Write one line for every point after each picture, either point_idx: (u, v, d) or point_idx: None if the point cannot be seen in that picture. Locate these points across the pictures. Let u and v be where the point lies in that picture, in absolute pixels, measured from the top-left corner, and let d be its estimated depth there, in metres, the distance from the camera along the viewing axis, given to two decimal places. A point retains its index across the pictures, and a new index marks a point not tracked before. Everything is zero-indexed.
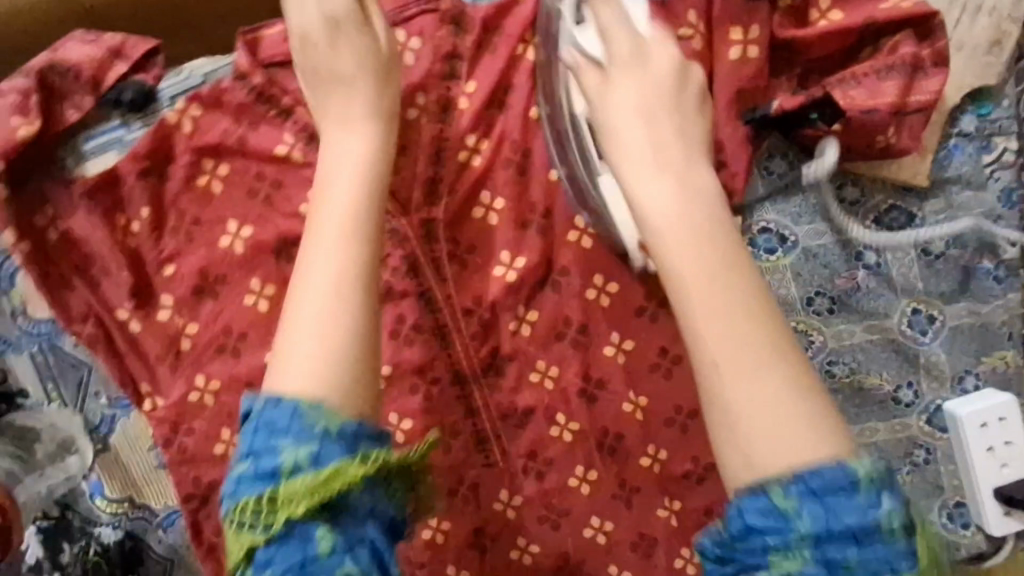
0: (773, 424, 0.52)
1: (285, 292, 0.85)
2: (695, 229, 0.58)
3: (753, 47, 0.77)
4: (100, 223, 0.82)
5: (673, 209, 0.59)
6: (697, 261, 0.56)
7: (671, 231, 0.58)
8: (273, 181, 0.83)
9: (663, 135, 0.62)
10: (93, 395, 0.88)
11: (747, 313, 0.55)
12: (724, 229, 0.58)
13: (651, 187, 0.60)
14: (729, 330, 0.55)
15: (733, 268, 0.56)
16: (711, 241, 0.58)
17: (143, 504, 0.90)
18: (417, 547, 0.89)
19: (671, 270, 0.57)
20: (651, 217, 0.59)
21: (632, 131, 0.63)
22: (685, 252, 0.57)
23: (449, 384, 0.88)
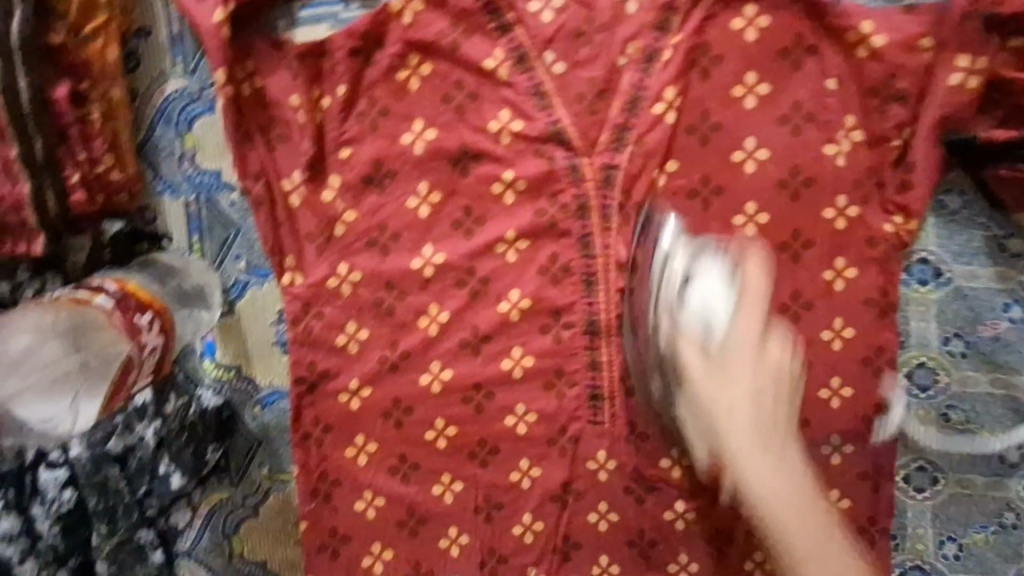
0: (786, 477, 0.66)
1: (450, 203, 0.86)
2: (755, 395, 0.67)
3: (975, 77, 0.80)
4: (298, 90, 0.83)
5: (744, 395, 0.67)
6: (760, 471, 0.66)
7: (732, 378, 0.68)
8: (470, 92, 0.84)
9: (763, 383, 0.68)
10: (233, 257, 0.88)
11: (803, 489, 0.66)
12: (787, 426, 0.69)
13: (732, 351, 0.69)
14: (794, 504, 0.65)
15: (812, 509, 0.65)
16: (778, 426, 0.68)
17: (249, 376, 0.90)
18: (503, 487, 0.90)
19: (708, 390, 0.68)
20: (730, 421, 0.67)
21: (740, 387, 0.67)
22: (743, 402, 0.67)
23: (581, 332, 0.87)
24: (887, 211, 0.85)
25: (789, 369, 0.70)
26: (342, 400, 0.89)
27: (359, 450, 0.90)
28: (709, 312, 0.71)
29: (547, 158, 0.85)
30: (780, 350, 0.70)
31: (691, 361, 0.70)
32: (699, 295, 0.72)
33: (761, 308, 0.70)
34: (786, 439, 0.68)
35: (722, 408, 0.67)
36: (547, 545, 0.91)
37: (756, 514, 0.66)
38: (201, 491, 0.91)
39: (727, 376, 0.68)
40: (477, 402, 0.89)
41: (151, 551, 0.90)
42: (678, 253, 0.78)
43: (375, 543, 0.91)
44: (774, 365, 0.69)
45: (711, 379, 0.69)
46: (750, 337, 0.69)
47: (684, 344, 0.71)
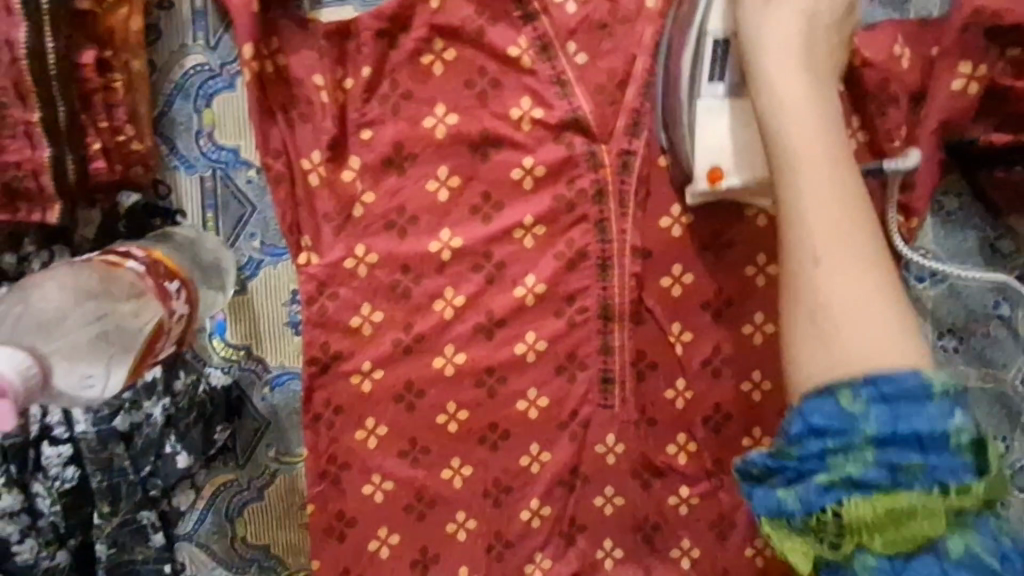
0: (832, 176, 0.68)
1: (470, 188, 0.87)
2: (806, 68, 0.72)
3: (974, 83, 0.85)
4: (322, 70, 0.84)
5: (795, 25, 0.73)
6: (820, 187, 0.67)
7: (799, 162, 0.68)
8: (492, 79, 0.86)
9: (815, 51, 0.73)
10: (248, 235, 0.87)
11: (850, 222, 0.67)
12: (845, 191, 0.68)
13: (776, 28, 0.73)
14: (836, 204, 0.67)
15: (865, 249, 0.66)
16: (825, 98, 0.72)
17: (259, 357, 0.89)
18: (512, 471, 0.90)
19: (760, 60, 0.73)
20: (773, 54, 0.72)
21: (788, 19, 0.73)
22: (790, 74, 0.71)
23: (595, 316, 0.89)
24: None
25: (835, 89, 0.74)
26: (354, 381, 0.88)
27: (369, 433, 0.89)
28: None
29: (566, 145, 0.86)
30: (832, 74, 0.74)
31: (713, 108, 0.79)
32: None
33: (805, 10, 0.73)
34: (846, 158, 0.69)
35: (794, 121, 0.70)
36: (553, 530, 0.91)
37: (789, 164, 0.69)
38: (206, 473, 0.90)
39: (773, 91, 0.71)
40: (489, 386, 0.89)
41: (152, 535, 0.86)
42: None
43: (382, 527, 0.90)
44: (827, 74, 0.74)
45: (768, 34, 0.73)
46: (797, 67, 0.72)
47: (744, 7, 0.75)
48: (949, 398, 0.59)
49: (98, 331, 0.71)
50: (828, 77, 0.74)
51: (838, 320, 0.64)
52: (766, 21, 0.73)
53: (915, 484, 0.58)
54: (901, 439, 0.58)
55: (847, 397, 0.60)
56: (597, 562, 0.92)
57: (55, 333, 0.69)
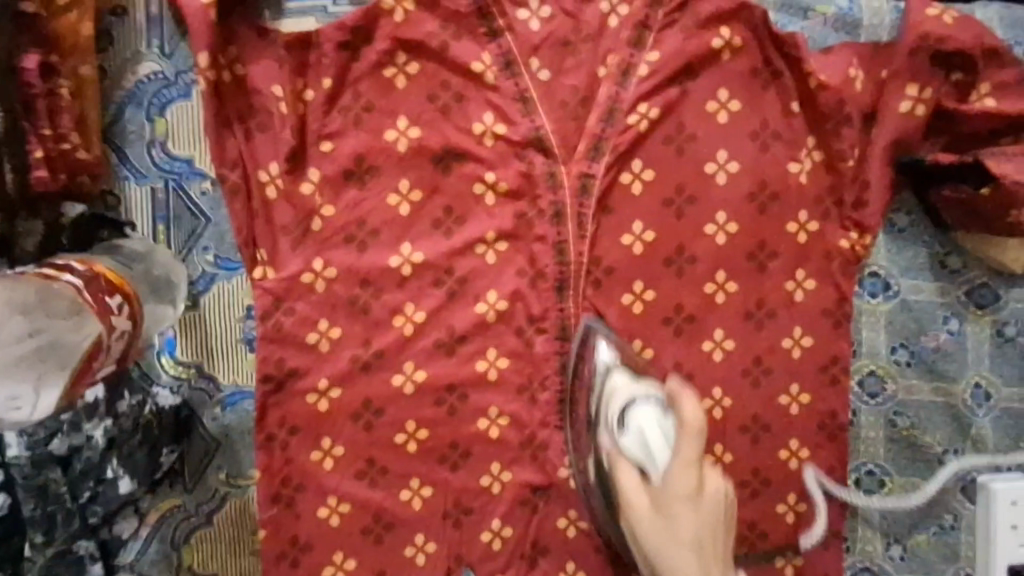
0: None
1: (432, 202, 0.86)
2: (698, 544, 0.64)
3: (922, 104, 0.89)
4: (282, 81, 0.83)
5: (662, 539, 0.65)
6: (687, 533, 0.64)
7: (673, 503, 0.65)
8: (456, 93, 0.85)
9: (692, 534, 0.64)
10: (201, 249, 0.84)
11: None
12: (723, 524, 0.66)
13: (672, 500, 0.65)
14: (710, 550, 0.65)
15: (713, 563, 0.65)
16: (715, 551, 0.65)
17: (210, 374, 0.86)
18: (471, 493, 0.87)
19: (645, 517, 0.67)
20: (664, 558, 0.65)
21: (681, 537, 0.64)
22: (682, 553, 0.64)
23: (552, 337, 0.87)
24: (844, 227, 0.91)
25: (725, 500, 0.67)
26: (310, 400, 0.85)
27: (325, 453, 0.85)
28: (647, 449, 0.69)
29: (527, 161, 0.86)
30: (719, 482, 0.67)
31: (628, 488, 0.69)
32: (636, 425, 0.71)
33: (692, 490, 0.65)
34: (717, 564, 0.65)
35: (663, 544, 0.65)
36: (515, 552, 0.88)
37: (654, 536, 0.66)
38: (150, 499, 0.86)
39: (670, 505, 0.65)
40: (450, 404, 0.86)
41: (90, 566, 0.79)
42: (614, 387, 0.77)
43: (337, 552, 0.85)
44: (716, 495, 0.66)
45: (657, 546, 0.66)
46: (689, 479, 0.65)
47: (623, 466, 0.71)
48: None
49: (31, 347, 0.67)
50: (714, 517, 0.66)
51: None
52: (640, 510, 0.67)
53: None
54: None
55: None
56: None
57: None
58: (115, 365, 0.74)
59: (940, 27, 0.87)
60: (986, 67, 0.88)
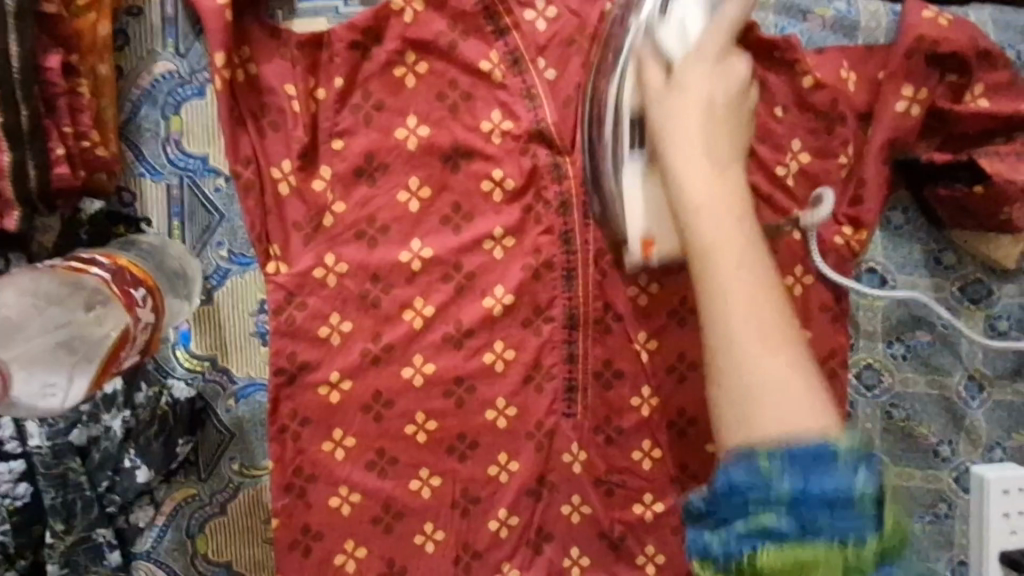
0: (729, 217, 0.69)
1: (441, 198, 0.88)
2: (705, 137, 0.73)
3: (916, 105, 0.90)
4: (295, 79, 0.84)
5: (691, 117, 0.74)
6: (699, 94, 0.74)
7: (686, 75, 0.75)
8: (464, 92, 0.87)
9: (716, 168, 0.72)
10: (215, 244, 0.86)
11: (735, 238, 0.68)
12: (728, 126, 0.75)
13: (689, 76, 0.75)
14: (731, 228, 0.68)
15: (724, 142, 0.74)
16: (730, 190, 0.71)
17: (223, 367, 0.88)
18: (477, 482, 0.89)
19: (660, 96, 0.76)
20: (674, 101, 0.75)
21: (696, 161, 0.72)
22: (694, 140, 0.73)
23: (560, 326, 0.90)
24: (840, 223, 0.93)
25: (744, 103, 0.78)
26: (322, 393, 0.87)
27: (336, 444, 0.87)
28: (681, 21, 0.78)
29: (533, 157, 0.88)
30: (734, 82, 0.77)
31: (652, 84, 0.77)
32: (678, 16, 0.78)
33: (699, 129, 0.73)
34: (730, 160, 0.73)
35: (675, 133, 0.74)
36: (521, 540, 0.90)
37: (667, 157, 0.73)
38: (166, 488, 0.88)
39: (683, 84, 0.75)
40: (458, 396, 0.89)
41: (108, 553, 0.83)
42: (631, 64, 0.80)
43: (348, 541, 0.87)
44: (724, 121, 0.75)
45: (666, 129, 0.74)
46: (695, 101, 0.74)
47: (648, 63, 0.78)
48: (859, 456, 0.57)
49: (60, 340, 0.69)
50: (732, 176, 0.72)
51: (746, 389, 0.61)
52: (659, 96, 0.76)
53: (818, 540, 0.56)
54: (813, 500, 0.56)
55: (763, 460, 0.58)
56: (564, 571, 0.91)
57: (15, 341, 0.68)
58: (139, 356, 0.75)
59: (935, 30, 0.90)
60: (980, 67, 0.91)
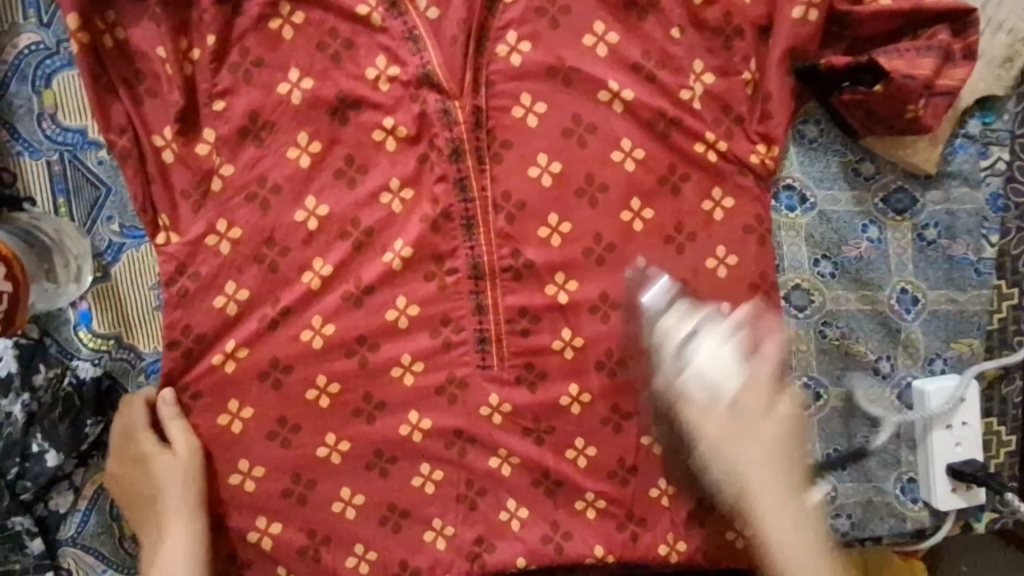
0: (796, 529, 0.74)
1: (332, 153, 0.85)
2: (773, 456, 0.74)
3: (815, 10, 0.87)
4: (164, 42, 0.82)
5: (765, 472, 0.74)
6: (766, 433, 0.74)
7: (749, 409, 0.73)
8: (344, 40, 0.85)
9: (782, 507, 0.74)
10: (105, 219, 0.85)
11: (801, 527, 0.74)
12: (795, 443, 0.75)
13: (745, 437, 0.73)
14: (807, 552, 0.73)
15: (790, 490, 0.74)
16: (801, 509, 0.75)
17: (130, 344, 0.86)
18: (395, 443, 0.87)
19: (717, 438, 0.74)
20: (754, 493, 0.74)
21: (761, 478, 0.74)
22: (764, 491, 0.74)
23: (465, 276, 0.87)
24: (751, 142, 0.90)
25: (796, 416, 0.76)
26: (216, 362, 0.85)
27: (233, 417, 0.86)
28: (710, 380, 0.73)
29: (422, 102, 0.85)
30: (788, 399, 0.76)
31: (706, 415, 0.74)
32: (702, 367, 0.74)
33: (767, 479, 0.74)
34: (801, 492, 0.75)
35: (751, 490, 0.74)
36: (449, 495, 0.88)
37: (750, 516, 0.75)
38: (83, 471, 0.86)
39: (747, 379, 0.74)
40: (363, 356, 0.87)
41: (28, 541, 0.83)
42: (674, 322, 0.80)
43: (261, 517, 0.86)
44: (786, 410, 0.75)
45: (746, 485, 0.74)
46: (765, 387, 0.74)
47: (692, 394, 0.74)
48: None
49: None
50: (797, 503, 0.75)
51: None
52: (713, 437, 0.74)
53: None
54: None
55: None
56: (502, 526, 0.89)
57: None
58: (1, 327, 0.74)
59: None
60: None
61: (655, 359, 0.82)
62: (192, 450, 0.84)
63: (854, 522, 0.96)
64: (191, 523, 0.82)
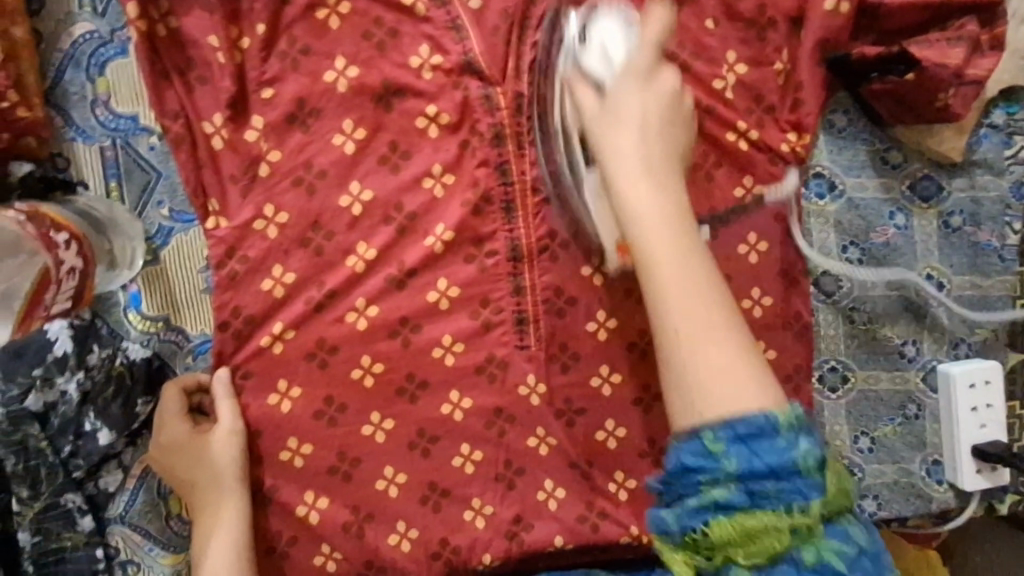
0: (664, 197, 0.72)
1: (377, 139, 0.88)
2: (648, 170, 0.73)
3: (845, 2, 0.90)
4: (215, 30, 0.84)
5: (645, 188, 0.72)
6: (629, 141, 0.73)
7: (620, 94, 0.76)
8: (390, 30, 0.87)
9: (666, 204, 0.72)
10: (155, 203, 0.87)
11: (668, 195, 0.72)
12: (670, 164, 0.73)
13: (619, 100, 0.75)
14: (690, 276, 0.69)
15: (680, 221, 0.72)
16: (680, 215, 0.72)
17: (177, 326, 0.88)
18: (435, 422, 0.90)
19: (602, 118, 0.76)
20: (635, 203, 0.72)
21: (630, 166, 0.72)
22: (643, 195, 0.72)
23: (505, 259, 0.90)
24: (782, 130, 0.93)
25: (678, 97, 0.75)
26: (264, 344, 0.88)
27: (283, 396, 0.88)
28: (600, 85, 0.78)
29: (464, 89, 0.88)
30: (673, 80, 0.77)
31: (586, 100, 0.77)
32: (598, 41, 0.79)
33: (638, 166, 0.72)
34: (683, 216, 0.72)
35: (644, 219, 0.71)
36: (489, 475, 0.90)
37: (645, 253, 0.70)
38: (132, 451, 0.87)
39: (615, 102, 0.75)
40: (405, 337, 0.89)
41: (80, 519, 0.84)
42: (569, 73, 0.82)
43: (308, 492, 0.89)
44: (674, 104, 0.75)
45: (629, 205, 0.72)
46: (649, 62, 0.75)
47: (580, 87, 0.79)
48: (795, 428, 0.63)
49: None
50: (677, 206, 0.72)
51: (710, 370, 0.65)
52: (591, 108, 0.76)
53: (768, 505, 0.61)
54: (758, 469, 0.61)
55: (713, 442, 0.62)
56: (539, 505, 0.91)
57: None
58: (71, 299, 0.83)
59: None
60: None
61: (563, 134, 0.84)
62: (235, 426, 0.86)
63: (880, 502, 0.98)
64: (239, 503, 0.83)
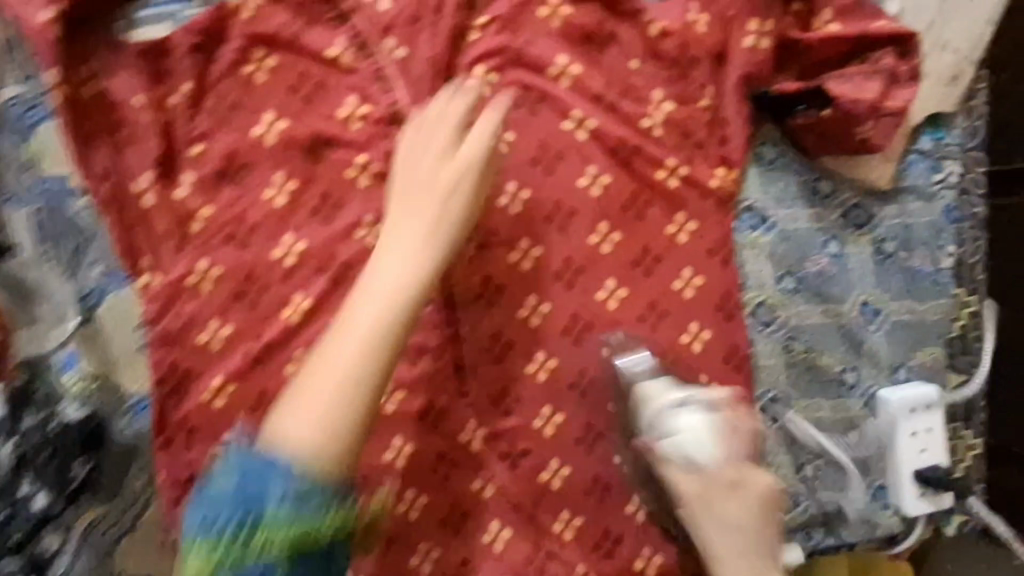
0: (745, 553, 0.82)
1: (308, 191, 0.88)
2: (736, 521, 0.82)
3: (765, 39, 0.92)
4: (140, 90, 0.85)
5: (721, 527, 0.82)
6: (733, 520, 0.82)
7: (712, 496, 0.82)
8: (317, 82, 0.88)
9: (751, 534, 0.82)
10: (88, 264, 0.87)
11: (752, 535, 0.82)
12: (749, 511, 0.82)
13: (709, 499, 0.83)
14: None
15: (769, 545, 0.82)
16: (772, 541, 0.83)
17: (114, 385, 0.88)
18: (377, 470, 0.89)
19: (697, 509, 0.83)
20: (717, 537, 0.83)
21: (733, 527, 0.82)
22: (726, 543, 0.82)
23: (440, 308, 0.91)
24: (712, 166, 0.94)
25: (766, 486, 0.83)
26: (206, 398, 0.88)
27: (224, 451, 0.88)
28: (693, 459, 0.83)
29: (392, 139, 0.88)
30: (762, 477, 0.84)
31: (676, 476, 0.84)
32: (681, 437, 0.84)
33: (756, 517, 0.82)
34: (761, 533, 0.82)
35: (723, 547, 0.82)
36: (435, 521, 0.91)
37: (711, 560, 0.83)
38: (73, 511, 0.85)
39: (701, 494, 0.83)
40: None
41: None
42: (664, 395, 0.87)
43: None
44: (766, 480, 0.83)
45: (706, 535, 0.83)
46: (733, 466, 0.83)
47: (671, 467, 0.84)
48: None
49: None
50: (731, 521, 0.82)
51: None
52: (688, 496, 0.83)
53: None
54: None
55: None
56: (485, 548, 0.92)
57: None
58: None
59: None
60: None
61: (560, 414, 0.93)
62: (447, 208, 0.84)
63: (828, 531, 0.98)
64: (411, 277, 0.82)
